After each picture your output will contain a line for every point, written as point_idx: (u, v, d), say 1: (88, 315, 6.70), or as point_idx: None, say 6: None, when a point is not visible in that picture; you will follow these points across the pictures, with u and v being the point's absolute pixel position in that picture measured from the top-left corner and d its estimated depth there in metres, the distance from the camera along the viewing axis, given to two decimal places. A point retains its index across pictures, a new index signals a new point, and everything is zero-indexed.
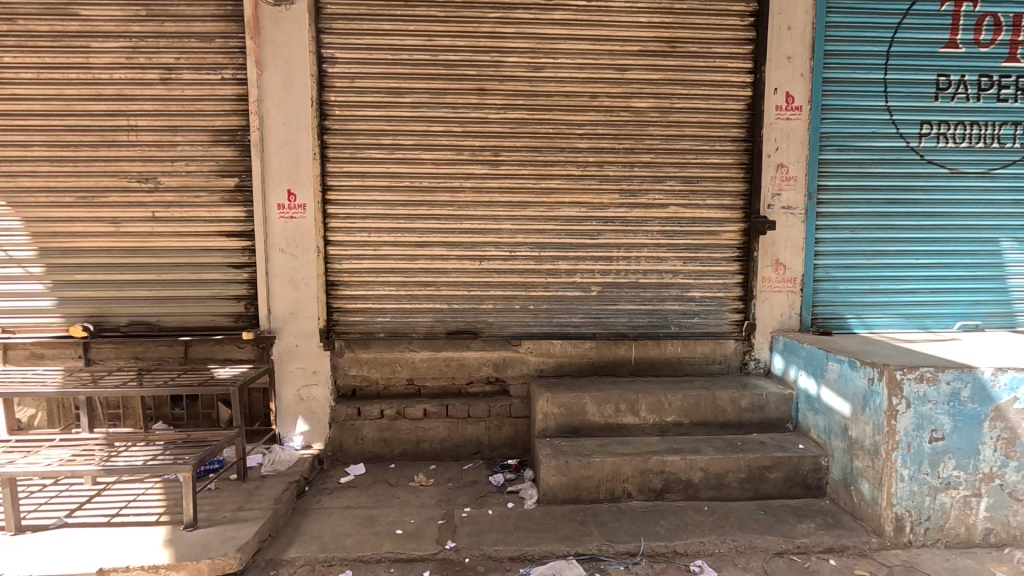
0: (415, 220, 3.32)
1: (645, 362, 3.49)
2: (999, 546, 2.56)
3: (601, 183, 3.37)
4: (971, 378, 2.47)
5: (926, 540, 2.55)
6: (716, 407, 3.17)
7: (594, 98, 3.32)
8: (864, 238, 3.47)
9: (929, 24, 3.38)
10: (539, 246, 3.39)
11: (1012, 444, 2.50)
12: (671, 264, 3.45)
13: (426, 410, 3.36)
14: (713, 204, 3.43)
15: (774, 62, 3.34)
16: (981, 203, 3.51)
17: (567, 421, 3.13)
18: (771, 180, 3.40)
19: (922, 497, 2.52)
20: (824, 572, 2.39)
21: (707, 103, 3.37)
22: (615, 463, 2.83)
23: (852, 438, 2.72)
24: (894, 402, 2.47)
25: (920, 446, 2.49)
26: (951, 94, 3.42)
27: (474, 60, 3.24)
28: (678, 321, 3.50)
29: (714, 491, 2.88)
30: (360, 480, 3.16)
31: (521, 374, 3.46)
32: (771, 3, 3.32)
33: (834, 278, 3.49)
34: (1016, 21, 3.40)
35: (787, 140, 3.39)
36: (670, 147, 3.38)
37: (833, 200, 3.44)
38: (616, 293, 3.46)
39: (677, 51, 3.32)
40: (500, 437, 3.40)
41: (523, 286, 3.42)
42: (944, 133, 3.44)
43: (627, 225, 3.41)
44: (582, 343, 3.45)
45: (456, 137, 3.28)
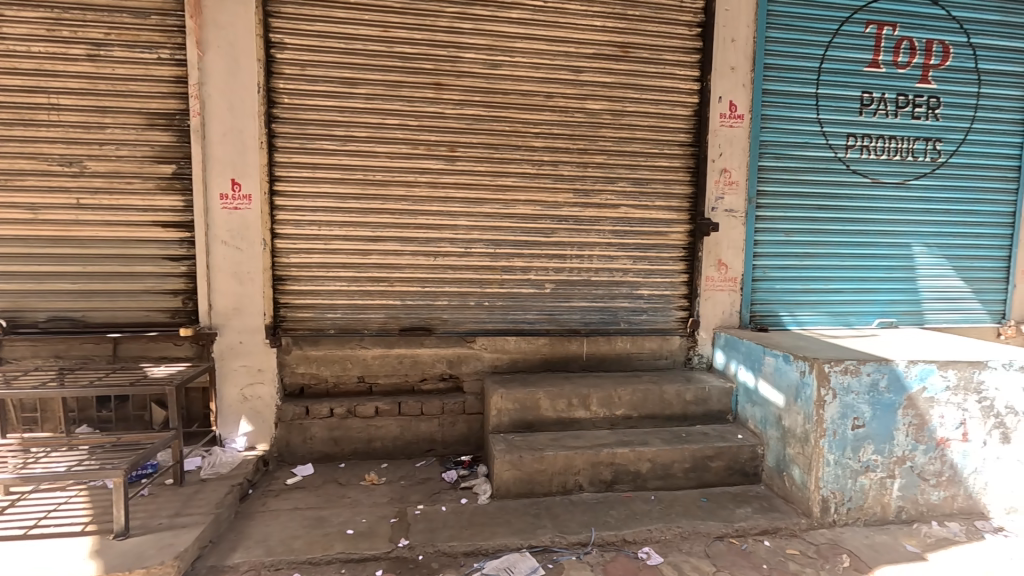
0: (368, 213, 3.25)
1: (597, 357, 3.59)
2: (909, 522, 2.83)
3: (555, 182, 3.42)
4: (887, 370, 2.71)
5: (848, 519, 2.77)
6: (662, 400, 3.31)
7: (549, 98, 3.37)
8: (797, 241, 3.71)
9: (855, 45, 3.66)
10: (494, 243, 3.40)
11: (921, 429, 2.76)
12: (621, 263, 3.57)
13: (378, 408, 3.30)
14: (661, 205, 3.57)
15: (718, 72, 3.51)
16: (897, 211, 3.84)
17: (520, 417, 3.17)
18: (715, 184, 3.57)
19: (845, 480, 2.74)
20: (760, 553, 2.55)
21: (657, 108, 3.49)
22: (567, 456, 2.90)
23: (786, 427, 2.91)
24: (823, 392, 2.67)
25: (844, 432, 2.70)
26: (873, 110, 3.72)
27: (431, 53, 3.21)
28: (628, 318, 3.62)
29: (660, 481, 3.00)
30: (309, 480, 3.06)
31: (475, 371, 3.47)
32: (717, 16, 3.49)
33: (770, 278, 3.72)
34: (928, 46, 3.76)
35: (730, 146, 3.57)
36: (622, 150, 3.49)
37: (770, 205, 3.67)
38: (570, 290, 3.53)
39: (629, 56, 3.43)
40: (453, 434, 3.40)
41: (477, 283, 3.42)
42: (867, 145, 3.74)
43: (580, 225, 3.49)
44: (536, 340, 3.50)
45: (411, 131, 3.24)
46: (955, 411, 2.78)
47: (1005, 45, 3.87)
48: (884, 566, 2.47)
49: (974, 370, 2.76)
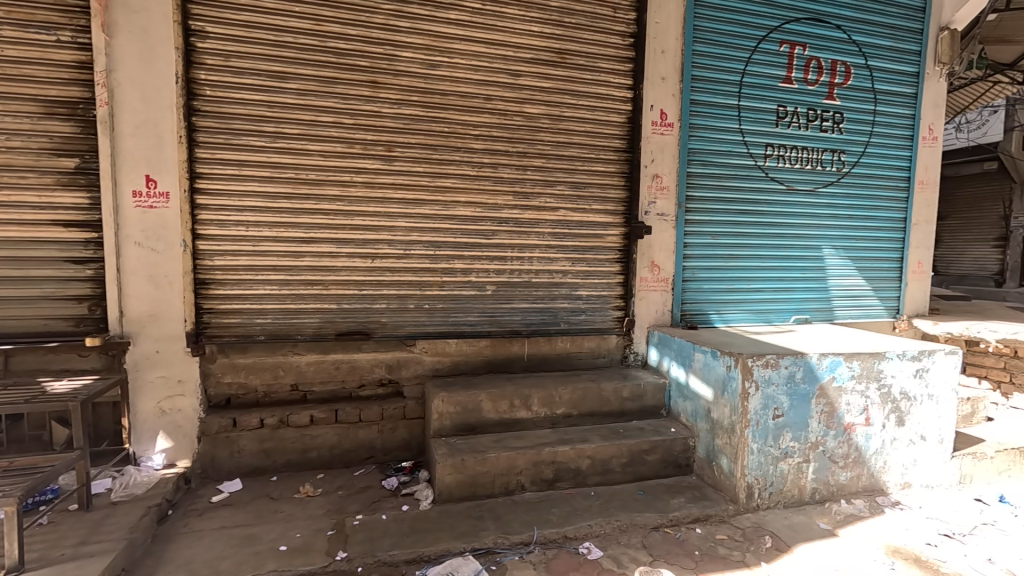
0: (301, 214, 3.11)
1: (538, 358, 3.64)
2: (822, 502, 3.07)
3: (495, 184, 3.44)
4: (802, 363, 2.93)
5: (770, 502, 2.97)
6: (601, 397, 3.40)
7: (489, 101, 3.38)
8: (723, 243, 3.95)
9: (772, 61, 3.94)
10: (434, 244, 3.36)
11: (831, 416, 3.01)
12: (561, 264, 3.63)
13: (314, 417, 3.17)
14: (598, 208, 3.68)
15: (650, 81, 3.67)
16: (810, 216, 4.17)
17: (462, 419, 3.15)
18: (648, 189, 3.73)
19: (767, 466, 2.94)
20: (692, 540, 2.68)
21: (593, 114, 3.60)
22: (509, 457, 2.92)
23: (714, 419, 3.08)
24: (747, 385, 2.85)
25: (766, 422, 2.90)
26: (788, 122, 4.02)
27: (367, 50, 3.13)
28: (567, 318, 3.69)
29: (600, 476, 3.09)
30: (237, 496, 2.88)
31: (416, 375, 3.41)
32: (648, 27, 3.64)
33: (699, 278, 3.92)
34: (833, 66, 4.12)
35: (662, 153, 3.74)
36: (560, 154, 3.56)
37: (698, 209, 3.87)
38: (510, 292, 3.55)
39: (566, 62, 3.51)
40: (394, 440, 3.32)
41: (417, 285, 3.36)
42: (783, 155, 4.04)
43: (520, 226, 3.52)
44: (478, 342, 3.49)
45: (346, 130, 3.13)
46: (859, 398, 3.06)
47: (897, 68, 4.32)
48: (801, 544, 2.66)
49: (874, 360, 3.05)
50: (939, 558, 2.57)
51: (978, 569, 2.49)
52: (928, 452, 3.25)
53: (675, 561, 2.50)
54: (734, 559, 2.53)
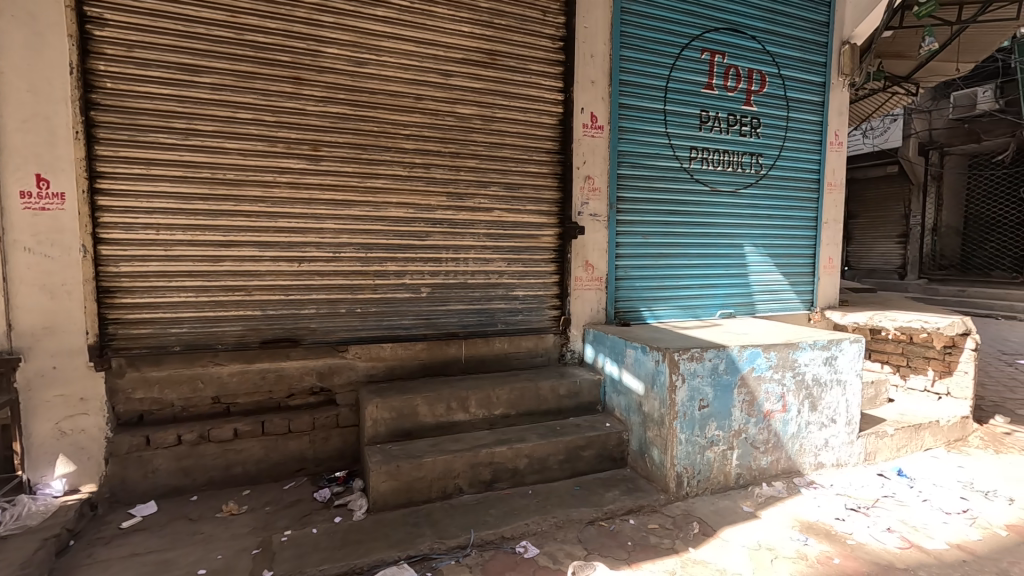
0: (218, 216, 2.93)
1: (475, 359, 3.62)
2: (745, 486, 3.25)
3: (428, 185, 3.39)
4: (725, 355, 3.09)
5: (698, 490, 3.11)
6: (538, 396, 3.44)
7: (419, 100, 3.33)
8: (652, 242, 4.10)
9: (694, 68, 4.13)
10: (365, 246, 3.27)
11: (752, 405, 3.19)
12: (496, 265, 3.64)
13: (238, 430, 3.00)
14: (532, 209, 3.71)
15: (580, 84, 3.75)
16: (732, 216, 4.41)
17: (398, 425, 3.09)
18: (580, 190, 3.80)
19: (695, 455, 3.07)
20: (625, 531, 2.76)
21: (525, 116, 3.63)
22: (446, 461, 2.89)
23: (646, 413, 3.18)
24: (674, 378, 2.96)
25: (692, 413, 3.03)
26: (710, 126, 4.23)
27: (288, 45, 3.00)
28: (504, 319, 3.70)
29: (537, 474, 3.12)
30: (150, 520, 2.68)
31: (349, 381, 3.31)
32: (577, 31, 3.72)
33: (631, 276, 4.05)
34: (749, 74, 4.37)
35: (592, 155, 3.83)
36: (493, 154, 3.56)
37: (629, 209, 3.99)
38: (446, 294, 3.52)
39: (497, 63, 3.52)
40: (326, 450, 3.20)
41: (348, 289, 3.26)
42: (707, 158, 4.24)
43: (454, 228, 3.49)
44: (413, 345, 3.44)
45: (268, 127, 2.99)
46: (777, 386, 3.26)
47: (806, 77, 4.65)
48: (726, 528, 2.80)
49: (789, 350, 3.26)
50: (846, 531, 2.78)
51: (879, 537, 2.72)
52: (838, 434, 3.52)
53: (609, 553, 2.56)
54: (664, 546, 2.63)
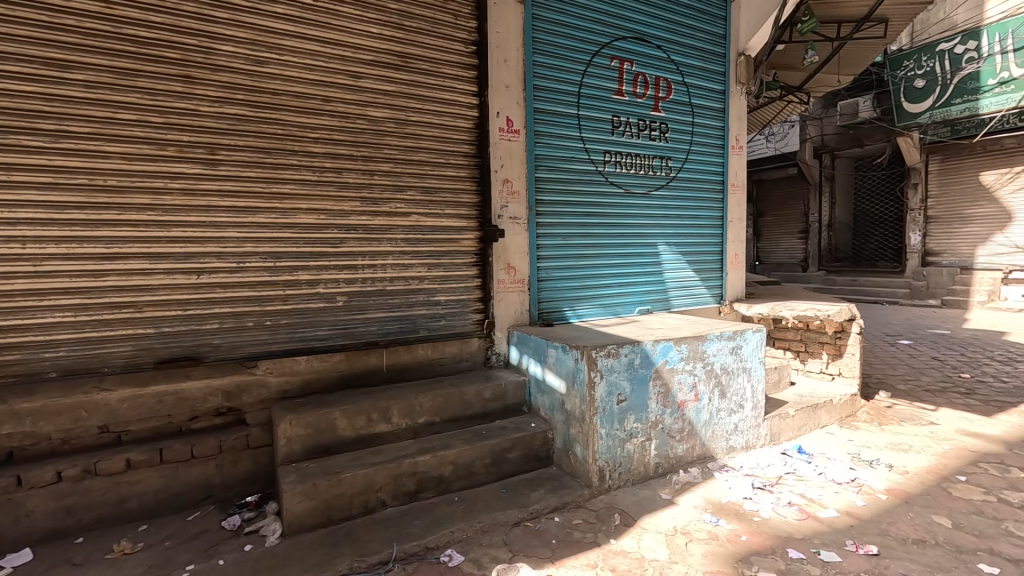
0: (99, 226, 2.66)
1: (398, 368, 3.54)
2: (664, 474, 3.39)
3: (340, 190, 3.27)
4: (639, 350, 3.22)
5: (620, 482, 3.21)
6: (462, 402, 3.41)
7: (327, 102, 3.21)
8: (573, 244, 4.20)
9: (606, 75, 4.29)
10: (272, 255, 3.10)
11: (666, 396, 3.35)
12: (416, 271, 3.58)
13: (130, 461, 2.73)
14: (451, 213, 3.69)
15: (495, 89, 3.78)
16: (647, 217, 4.62)
17: (315, 441, 2.95)
18: (499, 193, 3.82)
19: (616, 448, 3.17)
20: (550, 529, 2.80)
21: (439, 119, 3.60)
22: (367, 475, 2.79)
23: (568, 411, 3.24)
24: (592, 375, 3.04)
25: (611, 408, 3.12)
26: (622, 131, 4.41)
27: (175, 40, 2.78)
28: (426, 325, 3.65)
29: (464, 480, 3.09)
30: (24, 570, 2.38)
31: (260, 399, 3.12)
32: (489, 36, 3.75)
33: (553, 278, 4.13)
34: (656, 81, 4.60)
35: (510, 158, 3.86)
36: (408, 158, 3.50)
37: (548, 212, 4.06)
38: (364, 302, 3.41)
39: (408, 66, 3.47)
40: (235, 474, 2.99)
41: (256, 300, 3.08)
42: (621, 161, 4.41)
43: (370, 233, 3.39)
44: (330, 357, 3.30)
45: (155, 129, 2.76)
46: (689, 376, 3.44)
47: (708, 85, 4.96)
48: (646, 517, 2.91)
49: (698, 342, 3.45)
50: (754, 508, 2.98)
51: (782, 511, 2.94)
52: (746, 418, 3.77)
53: (534, 553, 2.58)
54: (587, 541, 2.69)
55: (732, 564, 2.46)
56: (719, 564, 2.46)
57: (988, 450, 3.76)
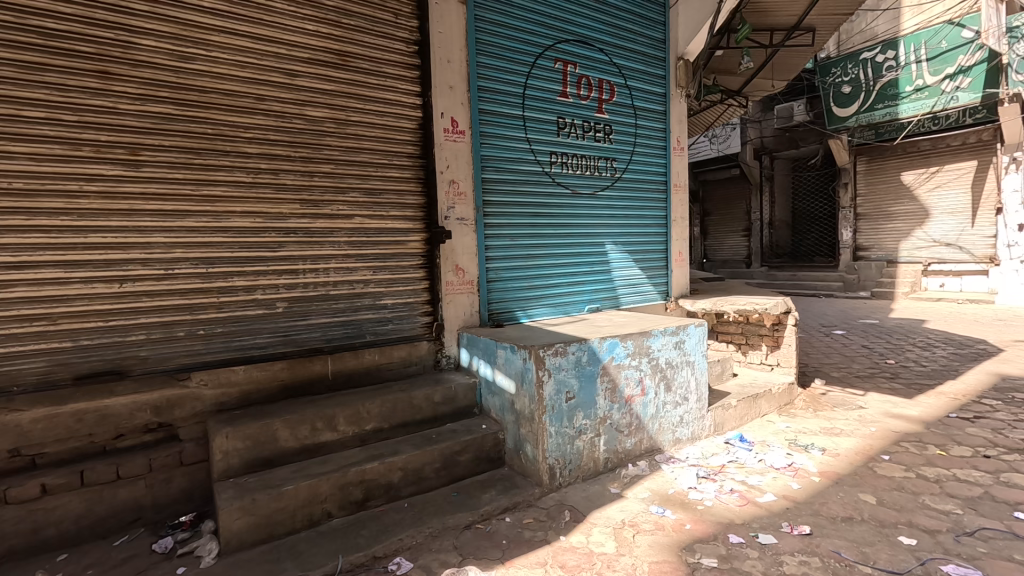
0: (5, 233, 2.46)
1: (343, 374, 3.44)
2: (614, 468, 3.46)
3: (277, 192, 3.15)
4: (586, 348, 3.27)
5: (570, 479, 3.24)
6: (411, 406, 3.36)
7: (261, 101, 3.09)
8: (521, 244, 4.21)
9: (550, 77, 4.34)
10: (204, 261, 2.95)
11: (614, 391, 3.42)
12: (361, 274, 3.49)
13: (46, 486, 2.53)
14: (396, 215, 3.62)
15: (438, 89, 3.74)
16: (594, 217, 4.70)
17: (254, 454, 2.82)
18: (445, 195, 3.79)
19: (566, 446, 3.20)
20: (501, 530, 2.79)
21: (381, 119, 3.54)
22: (310, 486, 2.69)
23: (518, 410, 3.25)
24: (541, 374, 3.06)
25: (560, 406, 3.15)
26: (568, 132, 4.47)
27: (89, 33, 2.61)
28: (373, 329, 3.57)
29: (414, 486, 3.04)
30: None
31: (194, 413, 2.96)
32: (432, 36, 3.72)
33: (503, 278, 4.13)
34: (599, 83, 4.70)
35: (455, 159, 3.83)
36: (350, 159, 3.41)
37: (496, 213, 4.07)
38: (306, 307, 3.30)
39: (348, 64, 3.38)
40: (168, 494, 2.82)
41: (187, 309, 2.92)
42: (567, 162, 4.47)
43: (311, 237, 3.28)
44: (271, 365, 3.17)
45: (68, 128, 2.58)
46: (635, 372, 3.52)
47: (649, 88, 5.11)
48: (595, 512, 2.96)
49: (643, 338, 3.54)
50: (698, 497, 3.08)
51: (724, 498, 3.05)
52: (691, 410, 3.89)
53: (484, 555, 2.57)
54: (538, 539, 2.70)
55: (676, 552, 2.53)
56: (664, 554, 2.52)
57: (909, 430, 4.04)
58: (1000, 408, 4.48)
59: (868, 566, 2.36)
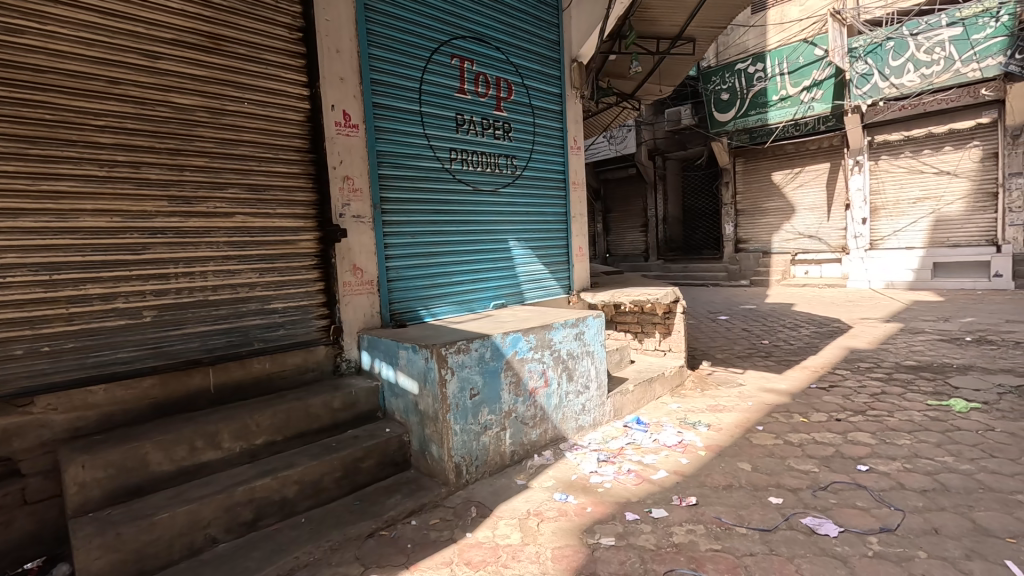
0: None
1: (229, 386, 3.16)
2: (520, 460, 3.52)
3: (139, 187, 2.81)
4: (489, 344, 3.28)
5: (477, 475, 3.24)
6: (308, 415, 3.17)
7: (115, 84, 2.74)
8: (422, 242, 4.14)
9: (446, 73, 4.29)
10: (47, 266, 2.56)
11: (518, 385, 3.48)
12: (245, 277, 3.23)
13: None
14: (284, 213, 3.39)
15: (327, 80, 3.55)
16: (496, 213, 4.74)
17: (120, 483, 2.50)
18: (339, 191, 3.61)
19: (472, 443, 3.19)
20: (406, 534, 2.72)
21: (263, 110, 3.29)
22: (189, 511, 2.44)
23: (422, 411, 3.19)
24: (443, 372, 3.02)
25: (464, 403, 3.14)
26: (467, 129, 4.46)
27: None
28: (262, 336, 3.32)
29: (311, 500, 2.87)
30: None
31: (41, 443, 2.56)
32: (318, 23, 3.52)
33: (404, 277, 4.03)
34: (497, 82, 4.75)
35: (348, 154, 3.66)
36: (227, 153, 3.13)
37: (394, 210, 3.95)
38: (181, 315, 2.99)
39: (221, 49, 3.10)
40: (7, 539, 2.42)
41: (27, 322, 2.53)
42: (467, 159, 4.47)
43: (184, 237, 2.97)
44: (139, 382, 2.83)
45: None
46: (538, 364, 3.60)
47: (546, 88, 5.25)
48: (501, 505, 2.99)
49: (545, 331, 3.64)
50: (599, 480, 3.23)
51: (622, 479, 3.23)
52: (592, 397, 4.07)
53: (387, 562, 2.49)
54: (443, 539, 2.67)
55: (578, 535, 2.63)
56: (565, 539, 2.61)
57: (779, 402, 4.55)
58: (848, 377, 5.19)
59: (744, 527, 2.61)
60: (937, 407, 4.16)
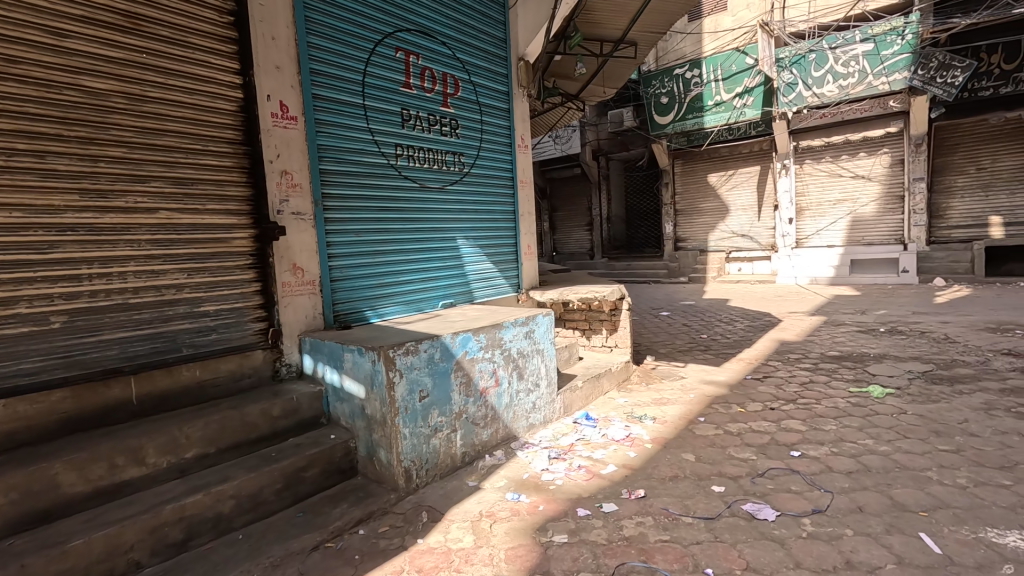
0: None
1: (154, 397, 2.91)
2: (471, 461, 3.47)
3: (44, 179, 2.53)
4: (438, 344, 3.21)
5: (427, 478, 3.17)
6: (244, 425, 2.97)
7: (13, 62, 2.45)
8: (367, 240, 4.00)
9: (391, 66, 4.17)
10: None
11: (468, 385, 3.43)
12: (171, 278, 2.99)
13: None
14: (215, 208, 3.16)
15: (263, 69, 3.35)
16: (444, 211, 4.67)
17: (25, 509, 2.25)
18: (276, 186, 3.42)
19: (422, 446, 3.11)
20: (353, 545, 2.61)
21: (191, 97, 3.05)
22: (108, 535, 2.23)
23: (369, 416, 3.08)
24: (391, 375, 2.92)
25: (414, 405, 3.05)
26: (413, 124, 4.35)
27: None
28: (191, 341, 3.08)
29: (249, 514, 2.69)
30: None
31: None
32: (251, 8, 3.31)
33: (349, 277, 3.88)
34: (443, 77, 4.66)
35: (286, 147, 3.47)
36: (149, 143, 2.88)
37: (337, 207, 3.79)
38: (97, 320, 2.72)
39: (141, 29, 2.85)
40: None
41: None
42: (413, 155, 4.36)
43: (99, 235, 2.70)
44: (47, 395, 2.55)
45: None
46: (488, 364, 3.57)
47: (493, 85, 5.21)
48: (453, 508, 2.93)
49: (495, 330, 3.61)
50: (550, 477, 3.24)
51: (573, 475, 3.26)
52: (542, 395, 4.08)
53: None
54: (393, 547, 2.58)
55: (531, 534, 2.63)
56: (518, 538, 2.60)
57: (719, 394, 4.76)
58: (779, 367, 5.52)
59: (690, 516, 2.70)
60: (858, 393, 4.50)
